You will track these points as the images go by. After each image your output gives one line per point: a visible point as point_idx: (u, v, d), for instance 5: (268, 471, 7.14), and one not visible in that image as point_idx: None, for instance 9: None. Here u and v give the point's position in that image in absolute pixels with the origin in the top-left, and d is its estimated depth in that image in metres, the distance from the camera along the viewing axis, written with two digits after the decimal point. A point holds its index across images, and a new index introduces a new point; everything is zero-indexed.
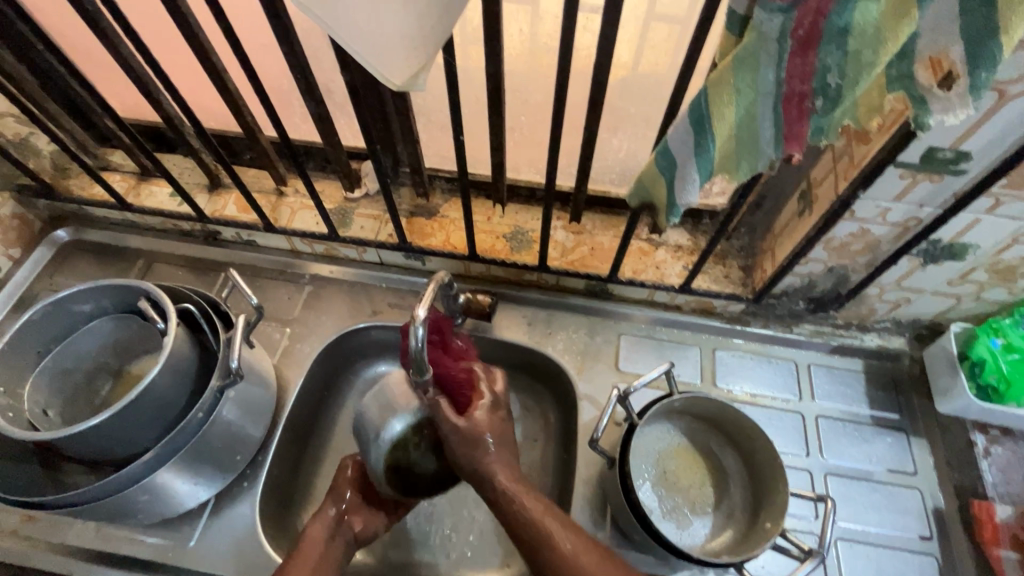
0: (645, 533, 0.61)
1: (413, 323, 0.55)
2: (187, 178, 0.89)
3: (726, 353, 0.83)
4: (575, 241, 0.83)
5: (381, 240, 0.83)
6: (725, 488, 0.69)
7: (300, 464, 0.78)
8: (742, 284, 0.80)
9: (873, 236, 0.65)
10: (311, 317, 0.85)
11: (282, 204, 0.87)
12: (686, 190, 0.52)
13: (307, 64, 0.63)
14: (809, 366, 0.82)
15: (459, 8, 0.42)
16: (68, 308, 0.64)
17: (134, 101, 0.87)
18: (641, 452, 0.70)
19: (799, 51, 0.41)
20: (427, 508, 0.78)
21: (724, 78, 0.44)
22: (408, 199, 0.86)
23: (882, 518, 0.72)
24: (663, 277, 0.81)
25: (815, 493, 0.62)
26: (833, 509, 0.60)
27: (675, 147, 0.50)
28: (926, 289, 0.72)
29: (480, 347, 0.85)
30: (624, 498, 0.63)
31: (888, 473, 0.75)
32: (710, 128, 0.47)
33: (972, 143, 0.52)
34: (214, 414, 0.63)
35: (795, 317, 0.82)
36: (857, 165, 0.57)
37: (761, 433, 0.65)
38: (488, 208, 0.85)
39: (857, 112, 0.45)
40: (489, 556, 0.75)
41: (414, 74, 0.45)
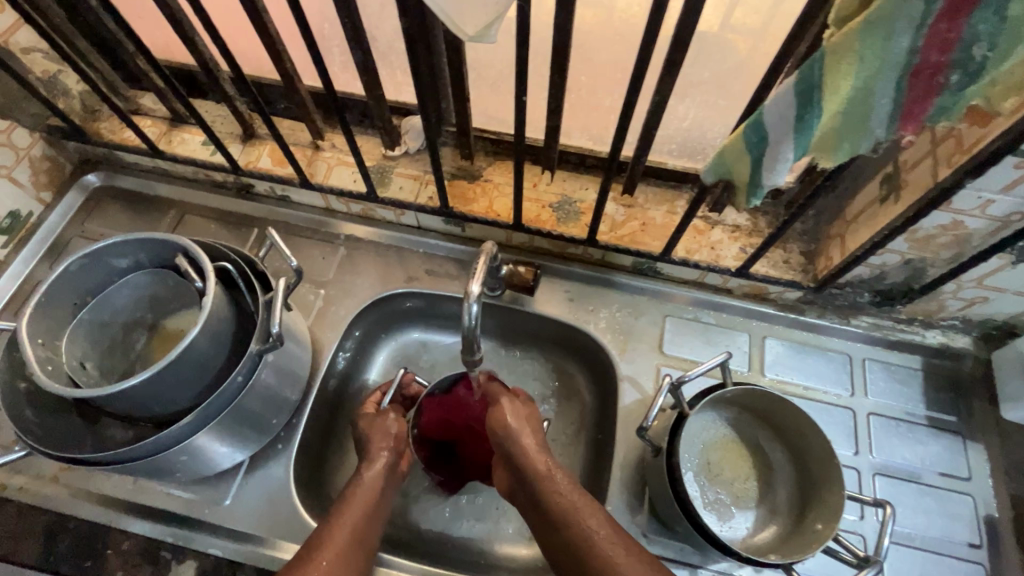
0: (689, 524, 0.59)
1: (465, 301, 0.52)
2: (220, 126, 0.85)
3: (775, 341, 0.79)
4: (626, 215, 0.79)
5: (422, 203, 0.80)
6: (771, 484, 0.67)
7: (333, 428, 0.78)
8: (802, 271, 0.75)
9: (965, 229, 0.59)
10: (346, 279, 0.82)
11: (318, 158, 0.83)
12: (776, 169, 0.47)
13: (355, 8, 0.57)
14: (863, 360, 0.78)
15: None
16: (105, 260, 0.62)
17: (166, 39, 0.82)
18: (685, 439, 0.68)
19: (947, 15, 0.35)
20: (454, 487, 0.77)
21: (846, 44, 0.38)
22: (451, 160, 0.82)
23: (930, 524, 0.69)
24: (718, 259, 0.76)
25: (872, 497, 0.58)
26: (891, 516, 0.57)
27: (769, 123, 0.45)
28: (1010, 288, 0.66)
29: (519, 319, 0.83)
30: (669, 486, 0.61)
31: (938, 476, 0.72)
32: (818, 102, 0.41)
33: None
34: (252, 378, 0.61)
35: (855, 309, 0.78)
36: (965, 152, 0.51)
37: (818, 430, 0.62)
38: (535, 174, 0.81)
39: (991, 92, 0.39)
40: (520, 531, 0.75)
41: (488, 24, 0.40)
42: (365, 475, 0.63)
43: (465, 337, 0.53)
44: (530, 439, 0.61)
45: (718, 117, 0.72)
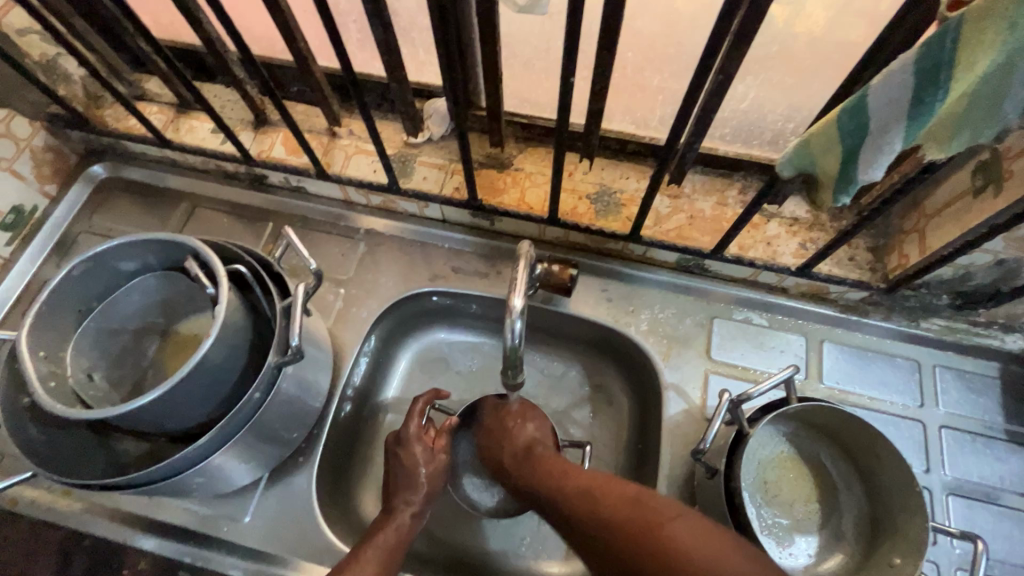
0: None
1: (509, 316, 0.48)
2: (230, 112, 0.79)
3: (835, 346, 0.72)
4: (671, 208, 0.72)
5: (448, 196, 0.73)
6: (836, 507, 0.61)
7: (355, 436, 0.74)
8: (870, 269, 0.68)
9: None
10: (367, 277, 0.77)
11: (335, 147, 0.76)
12: (876, 162, 0.40)
13: None
14: (933, 367, 0.71)
15: None
16: (111, 264, 0.57)
17: (170, 18, 0.76)
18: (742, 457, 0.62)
19: None
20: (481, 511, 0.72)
21: (998, 6, 0.30)
22: (478, 147, 0.75)
23: (1012, 552, 0.63)
24: (775, 256, 0.69)
25: (959, 530, 0.53)
26: (983, 552, 0.51)
27: (876, 106, 0.37)
28: None
29: (553, 320, 0.77)
30: (730, 513, 0.55)
31: (1020, 498, 0.65)
32: (945, 80, 0.34)
33: None
34: (272, 393, 0.56)
35: (927, 311, 0.70)
36: None
37: (895, 453, 0.56)
38: (571, 162, 0.74)
39: None
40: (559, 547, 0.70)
41: None
42: (384, 531, 0.58)
43: (508, 355, 0.49)
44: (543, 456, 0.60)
45: (782, 97, 0.63)
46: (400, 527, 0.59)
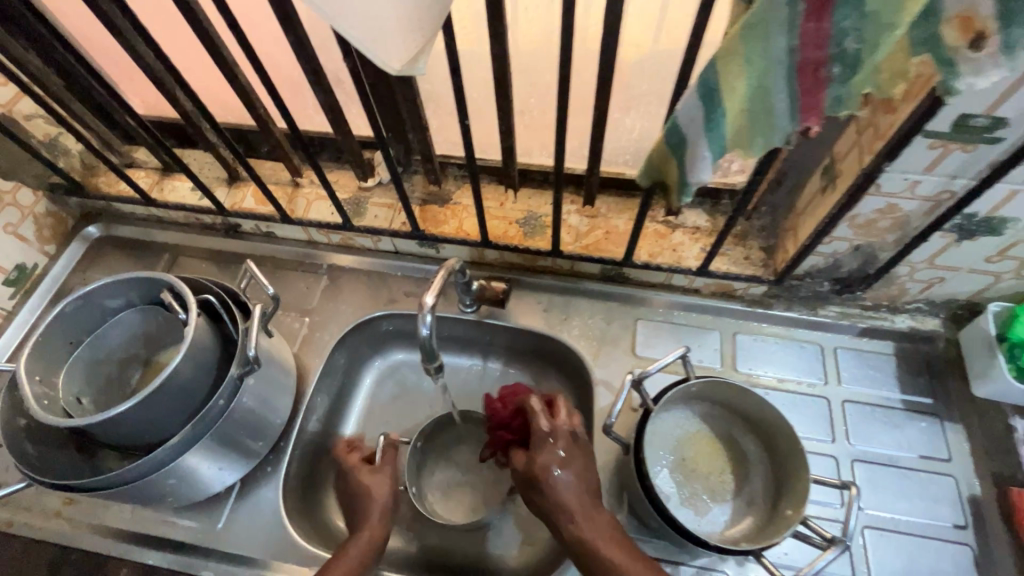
0: (662, 519, 0.61)
1: (421, 311, 0.55)
2: (207, 173, 0.92)
3: (746, 337, 0.81)
4: (590, 225, 0.82)
5: (395, 229, 0.84)
6: (747, 476, 0.68)
7: (321, 450, 0.81)
8: (763, 265, 0.78)
9: (902, 211, 0.60)
10: (329, 305, 0.87)
11: (298, 195, 0.88)
12: (698, 167, 0.50)
13: (313, 55, 0.63)
14: (835, 350, 0.79)
15: None
16: (98, 301, 0.67)
17: (155, 98, 0.90)
18: (659, 437, 0.70)
19: (813, 15, 0.39)
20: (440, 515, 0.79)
21: (733, 48, 0.42)
22: (421, 187, 0.87)
23: (913, 508, 0.68)
24: (681, 260, 0.79)
25: (838, 480, 0.60)
26: (857, 497, 0.58)
27: (684, 125, 0.48)
28: (963, 267, 0.67)
29: (498, 333, 0.85)
30: (638, 481, 0.62)
31: (919, 460, 0.71)
32: (720, 102, 0.45)
33: (1008, 109, 0.47)
34: (234, 403, 0.64)
35: (821, 299, 0.79)
36: (882, 137, 0.53)
37: (783, 420, 0.63)
38: (500, 194, 0.85)
39: (880, 79, 0.42)
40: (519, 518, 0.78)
41: (413, 59, 0.44)
42: (349, 548, 0.63)
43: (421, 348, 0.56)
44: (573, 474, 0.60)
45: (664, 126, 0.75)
46: (362, 549, 0.63)
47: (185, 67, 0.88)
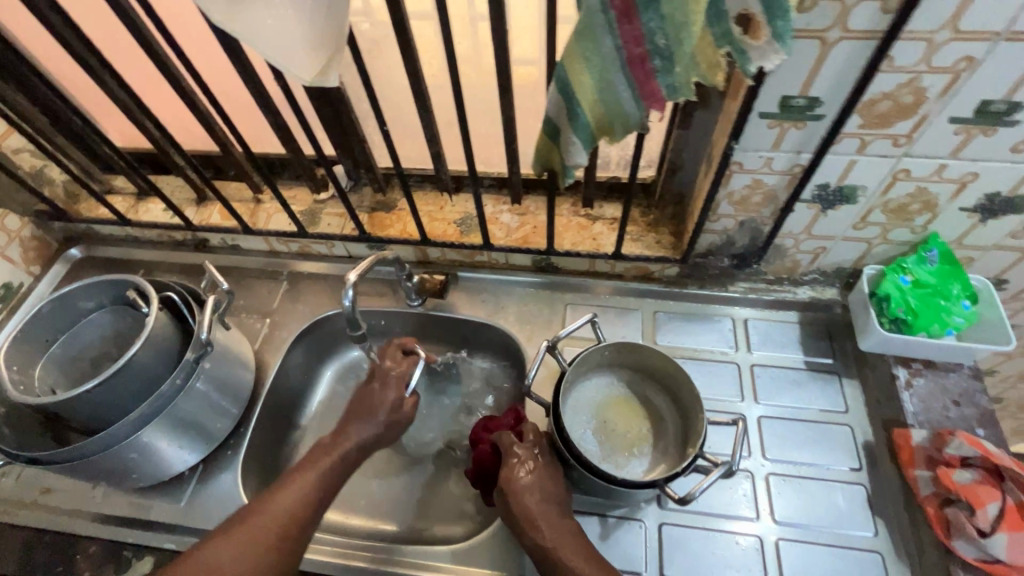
0: (579, 463, 0.66)
1: (344, 287, 0.69)
2: (178, 195, 1.02)
3: (666, 314, 0.89)
4: (519, 222, 0.91)
5: (346, 234, 0.93)
6: (663, 431, 0.76)
7: (281, 438, 0.88)
8: (673, 248, 0.86)
9: (767, 186, 0.70)
10: (289, 307, 0.95)
11: (259, 210, 0.97)
12: (573, 152, 0.60)
13: (257, 80, 0.74)
14: (745, 321, 0.87)
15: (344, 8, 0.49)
16: (73, 302, 0.75)
17: (131, 131, 1.00)
18: (579, 400, 0.77)
19: (624, 19, 0.49)
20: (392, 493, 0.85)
21: (572, 49, 0.52)
22: (369, 197, 0.96)
23: (815, 454, 0.75)
24: (600, 247, 0.87)
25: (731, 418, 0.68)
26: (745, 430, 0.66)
27: (554, 116, 0.58)
28: (837, 235, 0.76)
29: (443, 325, 0.93)
30: (558, 434, 0.68)
31: (820, 413, 0.79)
32: (574, 94, 0.55)
33: (818, 89, 0.57)
34: (189, 385, 0.71)
35: (728, 276, 0.88)
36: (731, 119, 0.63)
37: (684, 372, 0.72)
38: (440, 199, 0.94)
39: (700, 69, 0.52)
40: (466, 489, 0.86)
41: (321, 72, 0.53)
42: (307, 469, 0.65)
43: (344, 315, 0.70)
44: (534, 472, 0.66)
45: None
46: (320, 471, 0.65)
47: (156, 103, 0.98)
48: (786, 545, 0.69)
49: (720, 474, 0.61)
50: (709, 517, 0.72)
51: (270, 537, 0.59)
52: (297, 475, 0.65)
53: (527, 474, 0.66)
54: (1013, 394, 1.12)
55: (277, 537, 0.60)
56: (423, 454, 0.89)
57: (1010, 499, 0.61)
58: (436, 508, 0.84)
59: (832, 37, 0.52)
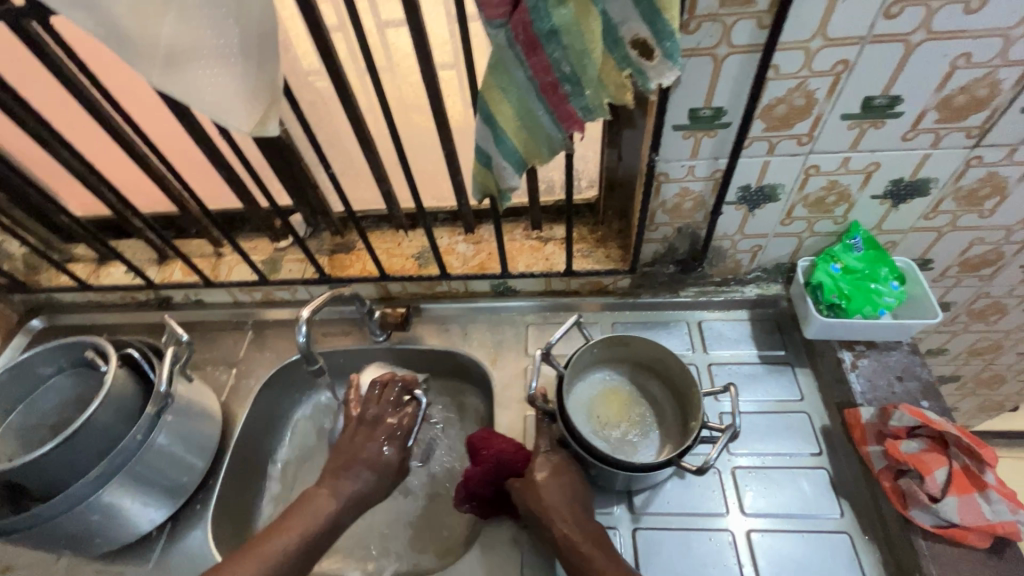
0: (594, 460, 0.69)
1: (298, 322, 0.70)
2: (139, 256, 1.03)
3: (623, 325, 0.92)
4: (475, 250, 0.94)
5: (308, 278, 0.95)
6: (663, 414, 0.80)
7: (252, 488, 0.87)
8: (621, 260, 0.90)
9: (694, 192, 0.75)
10: (255, 355, 0.96)
11: (220, 262, 0.99)
12: (506, 176, 0.64)
13: (207, 137, 0.77)
14: (699, 324, 0.91)
15: (275, 58, 0.53)
16: (30, 369, 0.75)
17: (89, 199, 1.03)
18: (577, 401, 0.80)
19: (531, 51, 0.53)
20: (370, 531, 0.85)
21: (489, 83, 0.57)
22: (329, 240, 0.99)
23: (777, 444, 0.77)
24: (553, 266, 0.91)
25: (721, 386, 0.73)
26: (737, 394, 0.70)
27: (484, 144, 0.62)
28: (769, 232, 0.81)
29: (409, 357, 0.95)
30: (568, 434, 0.70)
31: (777, 404, 0.81)
32: (498, 122, 0.59)
33: (720, 100, 0.63)
34: (151, 437, 0.71)
35: (678, 283, 0.91)
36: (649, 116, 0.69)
37: (672, 355, 0.77)
38: (397, 236, 0.97)
39: (609, 91, 0.57)
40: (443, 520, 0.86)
41: (261, 120, 0.56)
42: (298, 515, 0.67)
43: (298, 349, 0.71)
44: (559, 472, 0.68)
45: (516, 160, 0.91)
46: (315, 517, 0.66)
47: (113, 169, 1.01)
48: (757, 536, 0.70)
49: (727, 439, 0.66)
50: (684, 517, 0.73)
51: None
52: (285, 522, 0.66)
53: (554, 473, 0.68)
54: (968, 370, 1.17)
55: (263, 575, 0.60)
56: (398, 490, 0.88)
57: (956, 463, 0.64)
58: (415, 542, 0.83)
59: (721, 53, 0.58)
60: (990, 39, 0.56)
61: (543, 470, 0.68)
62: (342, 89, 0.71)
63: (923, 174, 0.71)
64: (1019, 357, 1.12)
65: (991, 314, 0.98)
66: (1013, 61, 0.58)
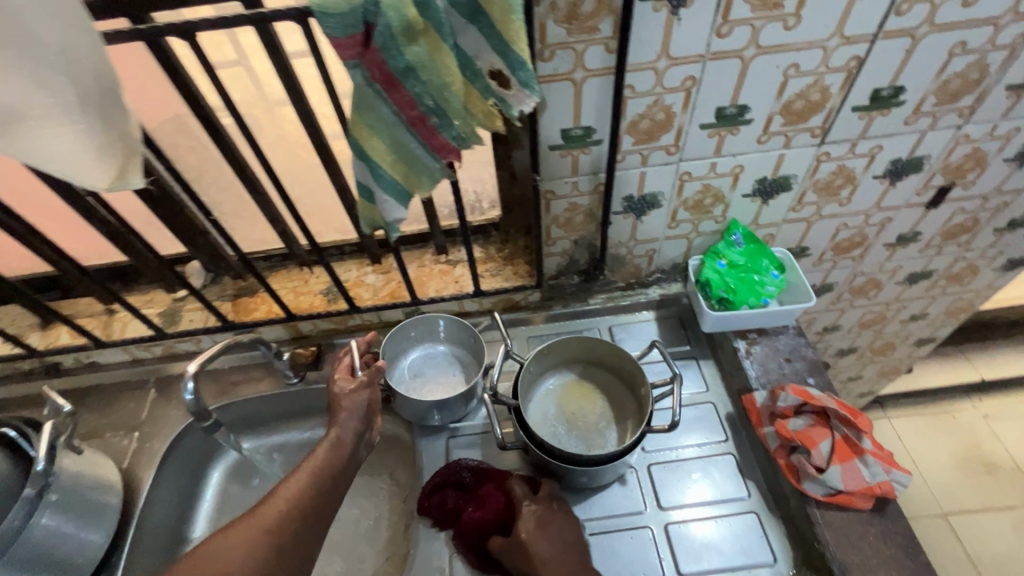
0: (578, 464, 0.70)
1: (184, 379, 0.67)
2: (18, 323, 0.95)
3: (538, 338, 0.94)
4: (384, 280, 0.94)
5: (210, 326, 0.91)
6: (613, 396, 0.83)
7: (165, 556, 0.82)
8: (529, 275, 0.92)
9: (583, 206, 0.78)
10: (159, 414, 0.90)
11: (113, 320, 0.94)
12: (389, 209, 0.64)
13: (76, 192, 0.73)
14: (609, 329, 0.94)
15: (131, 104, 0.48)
16: None
17: None
18: (535, 420, 0.81)
19: (390, 88, 0.54)
20: None
21: (356, 120, 0.57)
22: (231, 284, 0.95)
23: (688, 436, 0.81)
24: (463, 288, 0.92)
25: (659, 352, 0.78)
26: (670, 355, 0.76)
27: (363, 180, 0.62)
28: (659, 236, 0.85)
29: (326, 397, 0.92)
30: (548, 458, 0.71)
31: (685, 397, 0.85)
32: (371, 157, 0.59)
33: (588, 120, 0.66)
34: (32, 521, 0.65)
35: (586, 292, 0.94)
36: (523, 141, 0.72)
37: (600, 340, 0.81)
38: (303, 273, 0.95)
39: (478, 118, 0.59)
40: (376, 558, 0.85)
41: (123, 173, 0.50)
42: (285, 486, 0.61)
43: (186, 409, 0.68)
44: (548, 523, 0.69)
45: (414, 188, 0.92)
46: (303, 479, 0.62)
47: None
48: (675, 528, 0.73)
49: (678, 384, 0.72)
50: (606, 521, 0.75)
51: (262, 549, 0.55)
52: (273, 497, 0.60)
53: (544, 524, 0.68)
54: (863, 341, 1.27)
55: (270, 548, 0.56)
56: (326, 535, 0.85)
57: (837, 434, 0.70)
58: None
59: (579, 77, 0.62)
60: (813, 51, 0.62)
61: (533, 518, 0.68)
62: (217, 134, 0.69)
63: (783, 172, 0.77)
64: (902, 325, 1.23)
65: (870, 289, 1.07)
66: (834, 68, 0.65)
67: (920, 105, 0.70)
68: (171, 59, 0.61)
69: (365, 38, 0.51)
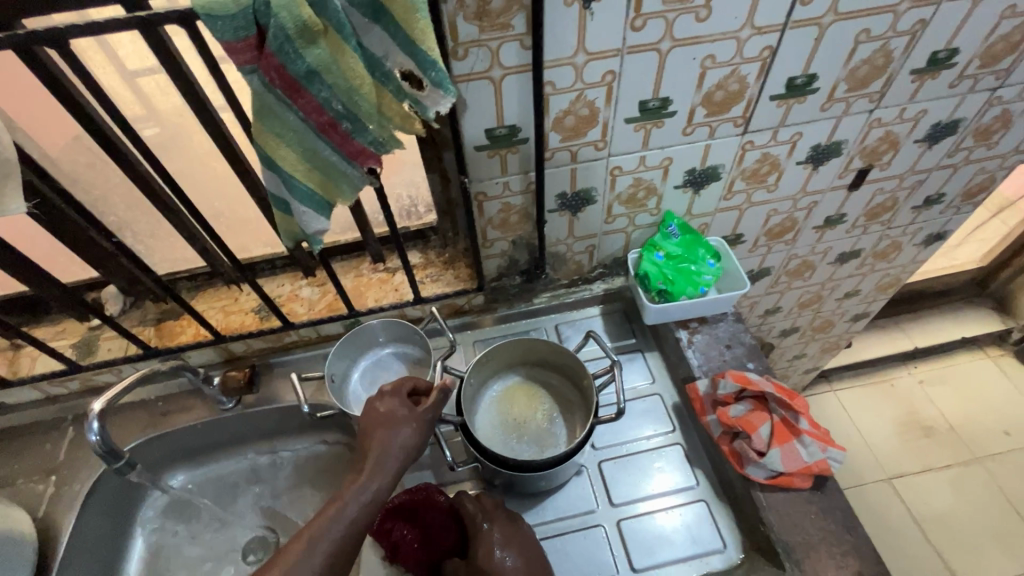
0: (533, 469, 0.68)
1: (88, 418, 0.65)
2: None
3: (484, 342, 0.92)
4: (320, 293, 0.90)
5: (130, 355, 0.85)
6: (557, 394, 0.82)
7: None
8: (470, 279, 0.90)
9: (517, 206, 0.77)
10: (79, 453, 0.84)
11: (20, 356, 0.86)
12: (310, 221, 0.61)
13: None
14: (555, 327, 0.94)
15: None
16: None
17: None
18: (483, 430, 0.79)
19: (293, 94, 0.51)
20: None
21: (260, 130, 0.53)
22: (153, 308, 0.89)
23: (636, 430, 0.81)
24: (403, 296, 0.89)
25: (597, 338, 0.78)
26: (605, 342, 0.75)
27: (277, 192, 0.59)
28: (597, 231, 0.85)
29: (265, 420, 0.88)
30: (502, 470, 0.69)
31: (633, 391, 0.85)
32: (282, 168, 0.56)
33: (512, 118, 0.65)
34: None
35: (530, 291, 0.93)
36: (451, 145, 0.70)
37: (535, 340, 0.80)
38: (232, 291, 0.90)
39: (394, 122, 0.56)
40: None
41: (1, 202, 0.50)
42: None
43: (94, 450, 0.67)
44: (508, 546, 0.65)
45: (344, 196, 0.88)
46: None
47: None
48: (627, 523, 0.73)
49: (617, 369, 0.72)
50: (558, 523, 0.74)
51: None
52: None
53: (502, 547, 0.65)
54: (804, 321, 1.32)
55: None
56: None
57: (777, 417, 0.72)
58: None
59: (497, 75, 0.60)
60: (726, 42, 0.63)
61: (488, 543, 0.65)
62: (113, 149, 0.64)
63: (711, 162, 0.78)
64: (838, 302, 1.28)
65: (805, 271, 1.11)
66: (749, 58, 0.66)
67: (833, 92, 0.73)
68: (49, 69, 0.56)
69: (260, 42, 0.48)
